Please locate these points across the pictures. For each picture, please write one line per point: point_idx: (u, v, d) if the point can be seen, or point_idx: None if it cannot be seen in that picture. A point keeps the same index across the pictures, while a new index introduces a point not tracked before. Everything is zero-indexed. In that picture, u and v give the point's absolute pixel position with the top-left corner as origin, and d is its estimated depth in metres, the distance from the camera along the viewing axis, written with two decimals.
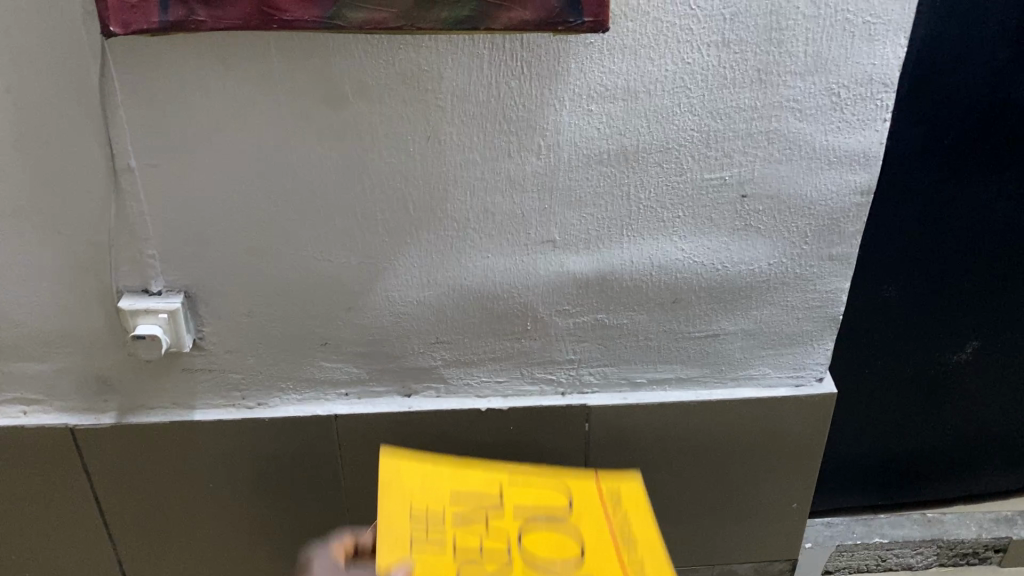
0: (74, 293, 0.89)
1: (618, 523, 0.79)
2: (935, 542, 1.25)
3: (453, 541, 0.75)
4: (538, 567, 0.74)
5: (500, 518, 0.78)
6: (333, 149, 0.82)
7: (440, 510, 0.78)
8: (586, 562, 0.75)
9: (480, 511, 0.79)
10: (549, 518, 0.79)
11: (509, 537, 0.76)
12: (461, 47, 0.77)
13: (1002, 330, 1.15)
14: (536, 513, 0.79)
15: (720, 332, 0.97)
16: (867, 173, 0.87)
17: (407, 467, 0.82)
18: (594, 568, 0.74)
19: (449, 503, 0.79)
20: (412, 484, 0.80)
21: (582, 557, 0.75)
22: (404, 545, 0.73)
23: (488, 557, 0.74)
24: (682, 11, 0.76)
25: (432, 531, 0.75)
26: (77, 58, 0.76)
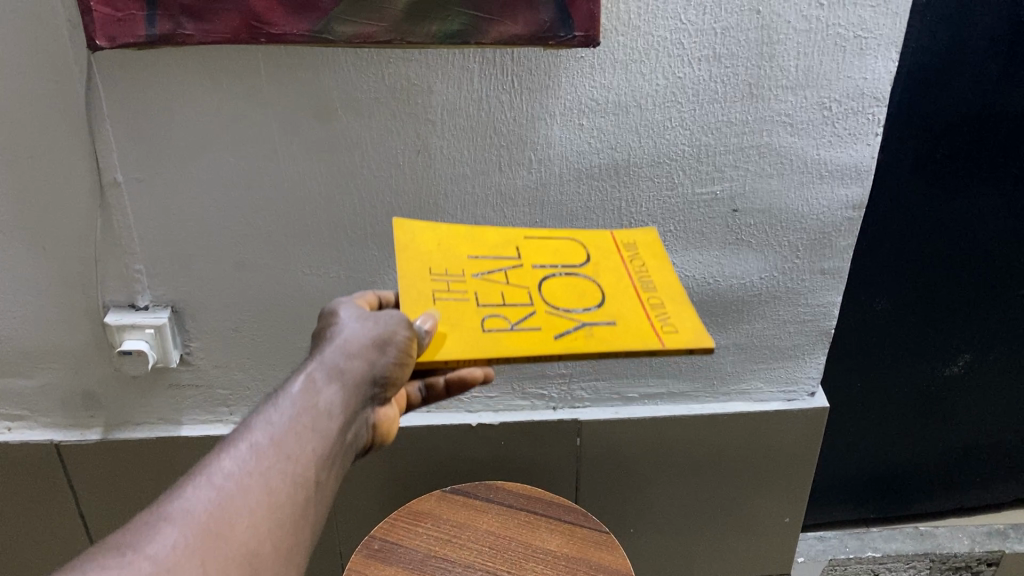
0: (60, 309, 0.88)
1: (636, 272, 0.69)
2: (928, 556, 1.25)
3: (474, 293, 0.64)
4: (562, 306, 0.63)
5: (518, 273, 0.68)
6: (322, 162, 0.81)
7: (459, 269, 0.67)
8: (609, 300, 0.64)
9: (496, 255, 0.70)
10: (569, 270, 0.69)
11: (530, 288, 0.66)
12: (451, 61, 0.76)
13: (995, 343, 1.14)
14: (562, 242, 0.73)
15: (712, 346, 0.97)
16: (858, 187, 0.86)
17: (422, 228, 0.71)
18: (631, 330, 0.61)
19: (468, 262, 0.68)
20: (430, 251, 0.68)
21: (605, 295, 0.65)
22: (425, 301, 0.62)
23: (510, 303, 0.63)
24: (673, 25, 0.76)
25: (453, 287, 0.64)
26: (62, 72, 0.75)
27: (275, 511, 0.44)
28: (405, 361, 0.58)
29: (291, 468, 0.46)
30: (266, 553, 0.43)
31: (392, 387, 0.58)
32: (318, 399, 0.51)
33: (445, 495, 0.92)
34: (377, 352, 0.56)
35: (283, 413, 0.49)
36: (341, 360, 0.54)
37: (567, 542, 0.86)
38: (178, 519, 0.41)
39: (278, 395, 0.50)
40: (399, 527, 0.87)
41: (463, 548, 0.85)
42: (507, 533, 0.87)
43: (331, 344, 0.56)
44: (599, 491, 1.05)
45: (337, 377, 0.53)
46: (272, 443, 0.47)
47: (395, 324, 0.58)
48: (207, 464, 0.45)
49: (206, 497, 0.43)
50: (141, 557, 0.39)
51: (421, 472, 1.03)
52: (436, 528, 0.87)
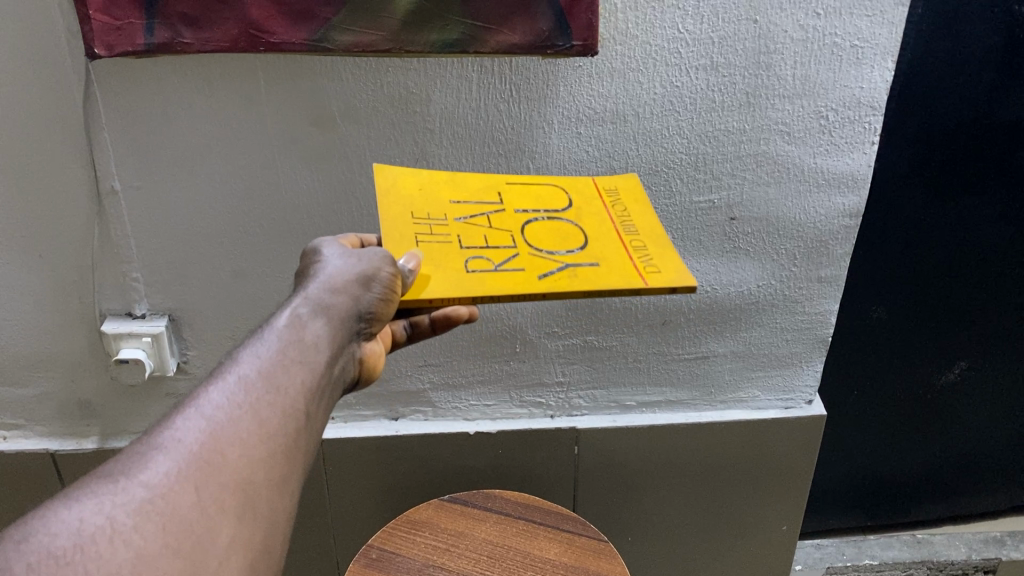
0: (56, 317, 0.88)
1: (618, 216, 0.70)
2: (925, 564, 1.25)
3: (457, 236, 0.64)
4: (544, 248, 0.64)
5: (500, 217, 0.68)
6: (320, 171, 0.81)
7: (443, 214, 0.67)
8: (591, 245, 0.64)
9: (478, 200, 0.70)
10: (552, 214, 0.69)
11: (513, 231, 0.66)
12: (450, 70, 0.77)
13: (991, 351, 1.15)
14: (545, 187, 0.73)
15: (709, 354, 0.97)
16: (855, 196, 0.87)
17: (404, 173, 0.71)
18: (612, 272, 0.61)
19: (450, 205, 0.68)
20: (412, 194, 0.69)
21: (587, 240, 0.65)
22: (408, 242, 0.63)
23: (493, 246, 0.63)
24: (670, 35, 0.76)
25: (436, 230, 0.65)
26: (60, 80, 0.75)
27: (269, 439, 0.43)
28: (389, 297, 0.58)
29: (279, 400, 0.45)
30: (262, 481, 0.42)
31: (377, 324, 0.59)
32: (304, 332, 0.51)
33: (443, 505, 0.92)
34: (361, 287, 0.57)
35: (270, 343, 0.48)
36: (325, 296, 0.54)
37: (565, 551, 0.86)
38: (168, 449, 0.40)
39: (264, 329, 0.50)
40: (397, 536, 0.87)
41: (462, 557, 0.85)
42: (505, 542, 0.87)
43: (315, 282, 0.56)
44: (597, 500, 1.05)
45: (323, 311, 0.53)
46: (260, 374, 0.46)
47: (378, 262, 0.58)
48: (195, 396, 0.44)
49: (197, 428, 0.42)
50: (134, 485, 0.38)
51: (419, 481, 1.02)
52: (434, 537, 0.87)
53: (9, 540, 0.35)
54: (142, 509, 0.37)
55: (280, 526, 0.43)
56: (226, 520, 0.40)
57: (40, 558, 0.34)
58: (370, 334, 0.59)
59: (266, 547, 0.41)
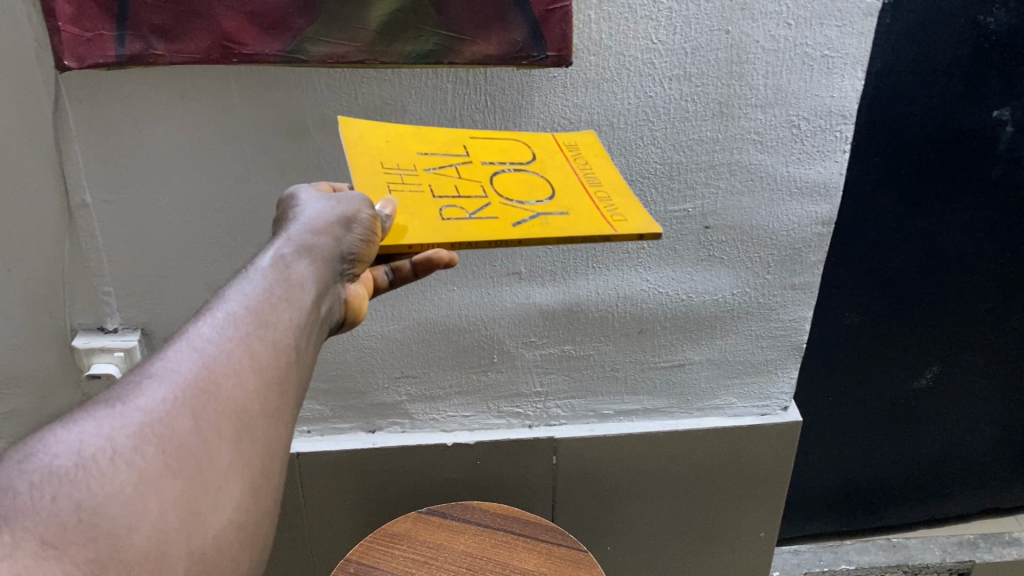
0: (25, 333, 0.87)
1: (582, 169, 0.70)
2: (901, 567, 1.26)
3: (429, 187, 0.64)
4: (514, 198, 0.64)
5: (468, 169, 0.67)
6: (295, 182, 0.81)
7: (411, 164, 0.66)
8: (558, 194, 0.64)
9: (444, 152, 0.69)
10: (517, 166, 0.68)
11: (481, 181, 0.65)
12: (424, 81, 0.77)
13: (960, 356, 1.16)
14: (511, 142, 0.72)
15: (685, 362, 0.97)
16: (827, 204, 0.88)
17: (369, 127, 0.70)
18: (582, 219, 0.61)
19: (418, 158, 0.68)
20: (378, 146, 0.68)
21: (554, 190, 0.65)
22: (380, 190, 0.62)
23: (465, 196, 0.63)
24: (643, 45, 0.77)
25: (407, 180, 0.64)
26: (29, 93, 0.74)
27: (260, 371, 0.43)
28: (372, 240, 0.56)
29: (270, 334, 0.44)
30: (257, 411, 0.41)
31: (358, 266, 0.57)
32: (290, 271, 0.49)
33: (420, 517, 0.91)
34: (343, 228, 0.54)
35: (256, 280, 0.47)
36: (309, 238, 0.52)
37: (545, 561, 0.85)
38: (161, 378, 0.40)
39: (246, 270, 0.48)
40: (375, 550, 0.86)
41: (440, 569, 0.85)
42: (485, 554, 0.86)
43: (296, 223, 0.54)
44: (576, 509, 1.05)
45: (307, 251, 0.51)
46: (249, 306, 0.45)
47: (358, 205, 0.56)
48: (184, 330, 0.43)
49: (189, 359, 0.41)
50: (130, 410, 0.38)
51: (397, 493, 1.02)
52: (412, 550, 0.87)
53: (9, 460, 0.35)
54: (141, 432, 0.37)
55: (279, 453, 0.42)
56: (224, 446, 0.39)
57: (42, 475, 0.34)
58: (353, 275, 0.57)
59: (266, 474, 0.41)
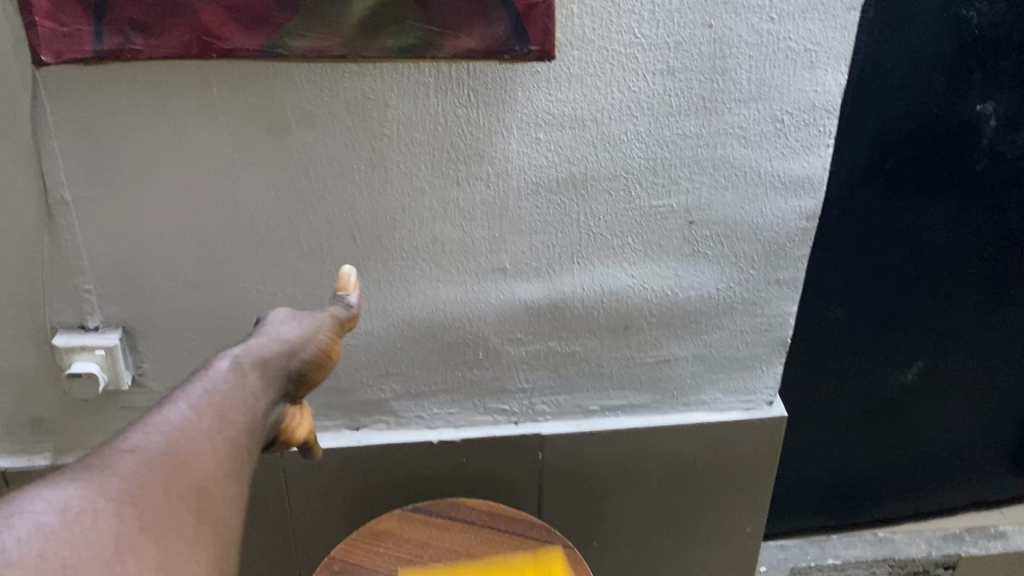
0: (5, 332, 0.86)
1: None
2: (886, 561, 1.27)
3: None
4: None
5: None
6: (277, 179, 0.80)
7: None
8: None
9: None
10: None
11: None
12: (407, 75, 0.76)
13: (946, 350, 1.16)
14: None
15: (671, 357, 0.97)
16: (812, 198, 0.88)
17: None
18: None
19: None
20: None
21: None
22: None
23: None
24: (627, 40, 0.76)
25: None
26: (6, 89, 0.73)
27: (224, 450, 0.47)
28: (323, 363, 0.62)
29: (230, 418, 0.49)
30: (221, 487, 0.45)
31: (305, 391, 0.63)
32: (245, 372, 0.53)
33: (406, 513, 0.90)
34: (304, 349, 0.60)
35: (214, 379, 0.51)
36: (266, 344, 0.58)
37: (530, 557, 0.85)
38: (136, 451, 0.44)
39: (204, 370, 0.52)
40: (359, 548, 0.86)
41: (425, 567, 0.84)
42: (470, 551, 0.86)
43: (260, 336, 0.59)
44: (563, 506, 1.05)
45: (262, 361, 0.56)
46: (210, 398, 0.49)
47: (318, 323, 0.64)
48: (150, 416, 0.47)
49: (158, 437, 0.45)
50: (109, 475, 0.42)
51: (382, 491, 1.01)
52: (397, 547, 0.86)
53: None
54: (118, 495, 0.41)
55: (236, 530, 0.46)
56: (192, 516, 0.43)
57: (31, 532, 0.37)
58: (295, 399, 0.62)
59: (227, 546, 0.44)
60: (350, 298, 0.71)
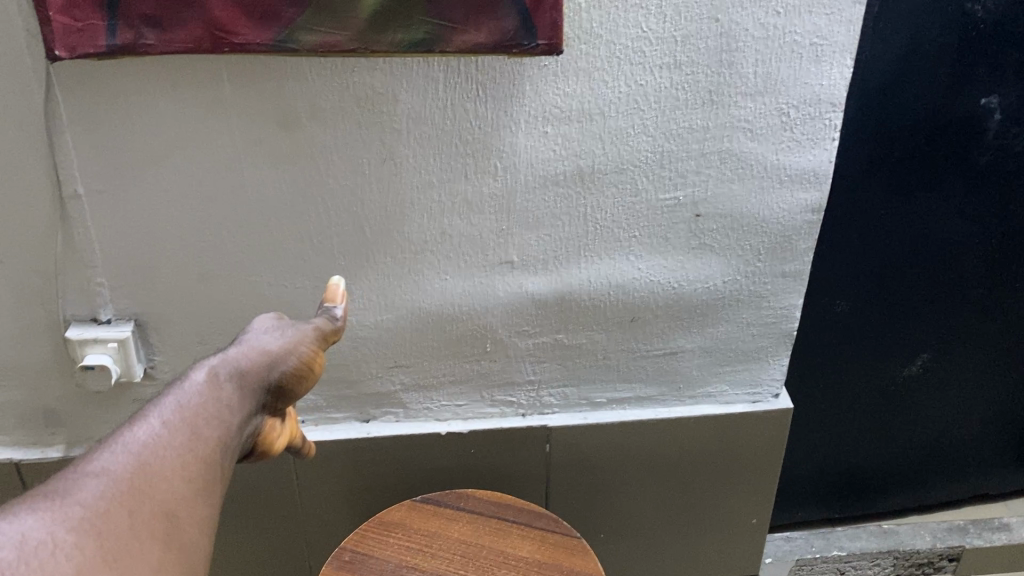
0: (18, 324, 0.87)
1: None
2: (891, 553, 1.27)
3: None
4: None
5: None
6: (287, 173, 0.81)
7: None
8: None
9: None
10: None
11: None
12: (416, 70, 0.77)
13: (950, 343, 1.17)
14: None
15: (677, 350, 0.98)
16: (817, 191, 0.88)
17: None
18: None
19: None
20: None
21: None
22: None
23: None
24: (634, 34, 0.77)
25: None
26: (21, 83, 0.74)
27: (197, 472, 0.43)
28: (305, 376, 0.58)
29: (204, 436, 0.45)
30: (190, 512, 0.41)
31: (286, 404, 0.58)
32: (222, 385, 0.49)
33: (416, 505, 0.91)
34: (285, 360, 0.56)
35: (187, 394, 0.46)
36: (243, 356, 0.53)
37: (538, 548, 0.86)
38: (99, 473, 0.40)
39: (178, 384, 0.47)
40: (370, 538, 0.87)
41: (435, 557, 0.85)
42: (479, 541, 0.87)
43: (237, 347, 0.54)
44: (570, 497, 1.06)
45: (239, 372, 0.51)
46: (182, 414, 0.45)
47: (298, 338, 0.59)
48: (119, 432, 0.43)
49: (124, 459, 0.41)
50: (68, 503, 0.38)
51: (391, 482, 1.02)
52: (407, 537, 0.87)
53: None
54: (77, 527, 0.37)
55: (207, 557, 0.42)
56: (158, 545, 0.39)
57: None
58: (275, 413, 0.57)
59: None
60: (337, 309, 0.67)
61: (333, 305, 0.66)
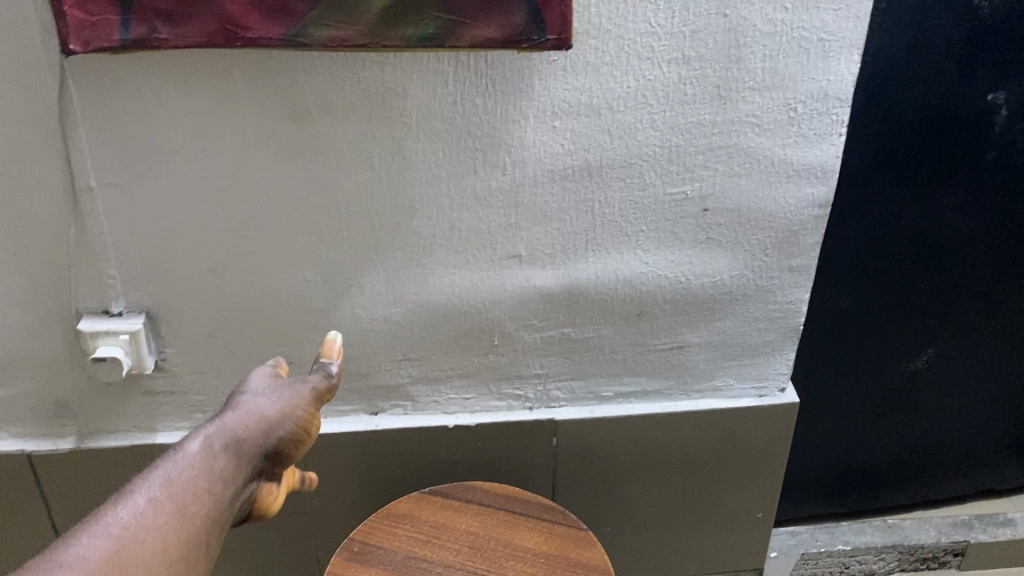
0: (31, 317, 0.87)
1: None
2: (896, 547, 1.27)
3: None
4: None
5: None
6: (298, 166, 0.82)
7: None
8: None
9: None
10: None
11: None
12: (426, 64, 0.77)
13: (956, 339, 1.17)
14: None
15: (684, 344, 0.98)
16: (824, 186, 0.89)
17: None
18: None
19: None
20: None
21: None
22: None
23: None
24: (643, 29, 0.77)
25: None
26: (35, 77, 0.75)
27: (174, 557, 0.44)
28: (302, 439, 0.58)
29: (187, 517, 0.46)
30: None
31: (283, 467, 0.58)
32: (214, 459, 0.50)
33: (424, 496, 0.92)
34: (283, 424, 0.56)
35: (177, 468, 0.48)
36: (240, 424, 0.54)
37: (546, 539, 0.87)
38: (77, 557, 0.41)
39: (170, 457, 0.49)
40: (378, 530, 0.88)
41: (443, 548, 0.86)
42: (487, 532, 0.88)
43: (234, 411, 0.55)
44: (576, 490, 1.06)
45: (233, 443, 0.52)
46: (168, 492, 0.46)
47: (299, 400, 0.59)
48: (104, 510, 0.45)
49: (102, 544, 0.42)
50: None
51: (400, 475, 1.03)
52: (415, 529, 0.88)
53: None
54: None
55: None
56: None
57: None
58: (272, 477, 0.57)
59: None
60: (332, 366, 0.66)
61: (328, 361, 0.66)
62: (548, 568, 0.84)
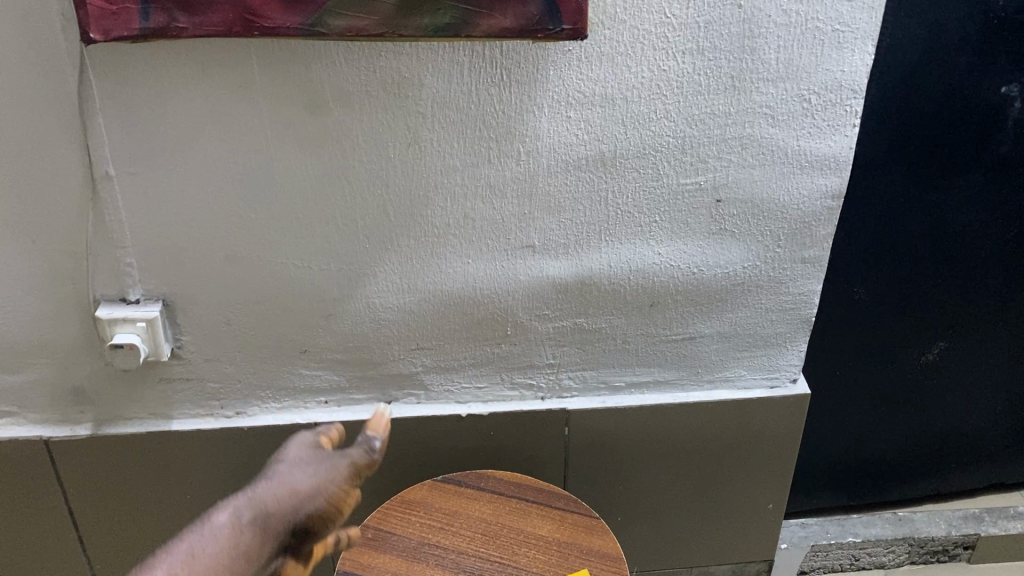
0: (49, 303, 0.88)
1: None
2: (906, 539, 1.26)
3: None
4: None
5: None
6: (313, 155, 0.82)
7: None
8: None
9: None
10: None
11: None
12: (441, 54, 0.78)
13: (967, 332, 1.18)
14: None
15: (696, 335, 0.99)
16: (837, 177, 0.89)
17: None
18: None
19: None
20: None
21: None
22: None
23: None
24: (657, 19, 0.78)
25: None
26: (55, 65, 0.75)
27: None
28: (331, 517, 0.63)
29: None
30: None
31: (313, 543, 0.63)
32: (239, 532, 0.57)
33: (436, 484, 0.93)
34: (312, 500, 0.62)
35: (204, 540, 0.56)
36: (269, 499, 0.60)
37: (557, 527, 0.88)
38: None
39: (201, 527, 0.57)
40: (392, 516, 0.88)
41: (456, 535, 0.87)
42: (499, 519, 0.89)
43: (271, 483, 0.62)
44: (587, 480, 1.07)
45: (259, 518, 0.59)
46: (194, 563, 0.54)
47: (326, 482, 0.63)
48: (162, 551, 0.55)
49: None
50: None
51: (412, 464, 1.04)
52: (428, 516, 0.89)
53: None
54: None
55: None
56: None
57: None
58: (301, 550, 0.62)
59: None
60: (377, 441, 0.68)
61: (373, 435, 0.67)
62: (560, 557, 0.84)
